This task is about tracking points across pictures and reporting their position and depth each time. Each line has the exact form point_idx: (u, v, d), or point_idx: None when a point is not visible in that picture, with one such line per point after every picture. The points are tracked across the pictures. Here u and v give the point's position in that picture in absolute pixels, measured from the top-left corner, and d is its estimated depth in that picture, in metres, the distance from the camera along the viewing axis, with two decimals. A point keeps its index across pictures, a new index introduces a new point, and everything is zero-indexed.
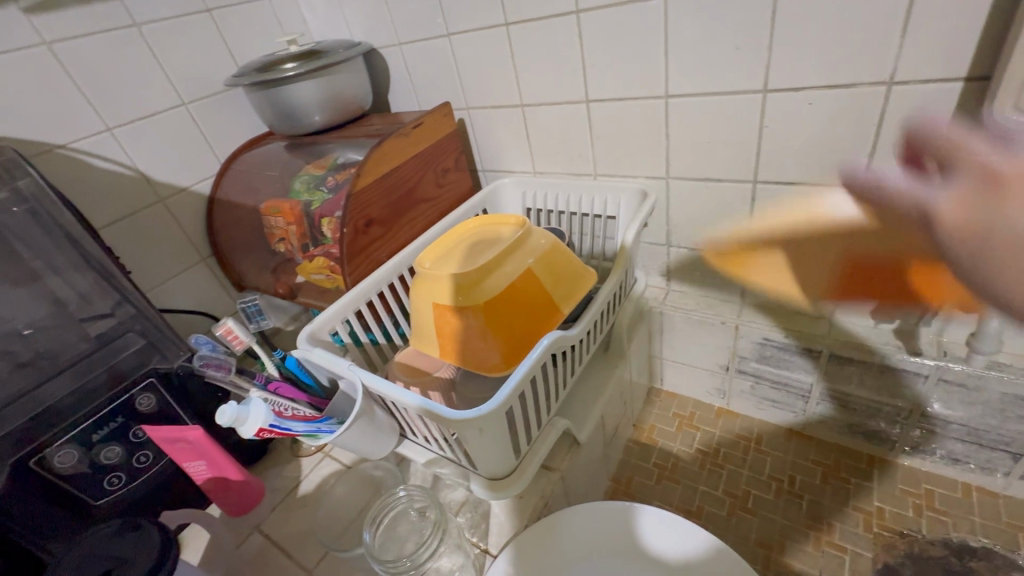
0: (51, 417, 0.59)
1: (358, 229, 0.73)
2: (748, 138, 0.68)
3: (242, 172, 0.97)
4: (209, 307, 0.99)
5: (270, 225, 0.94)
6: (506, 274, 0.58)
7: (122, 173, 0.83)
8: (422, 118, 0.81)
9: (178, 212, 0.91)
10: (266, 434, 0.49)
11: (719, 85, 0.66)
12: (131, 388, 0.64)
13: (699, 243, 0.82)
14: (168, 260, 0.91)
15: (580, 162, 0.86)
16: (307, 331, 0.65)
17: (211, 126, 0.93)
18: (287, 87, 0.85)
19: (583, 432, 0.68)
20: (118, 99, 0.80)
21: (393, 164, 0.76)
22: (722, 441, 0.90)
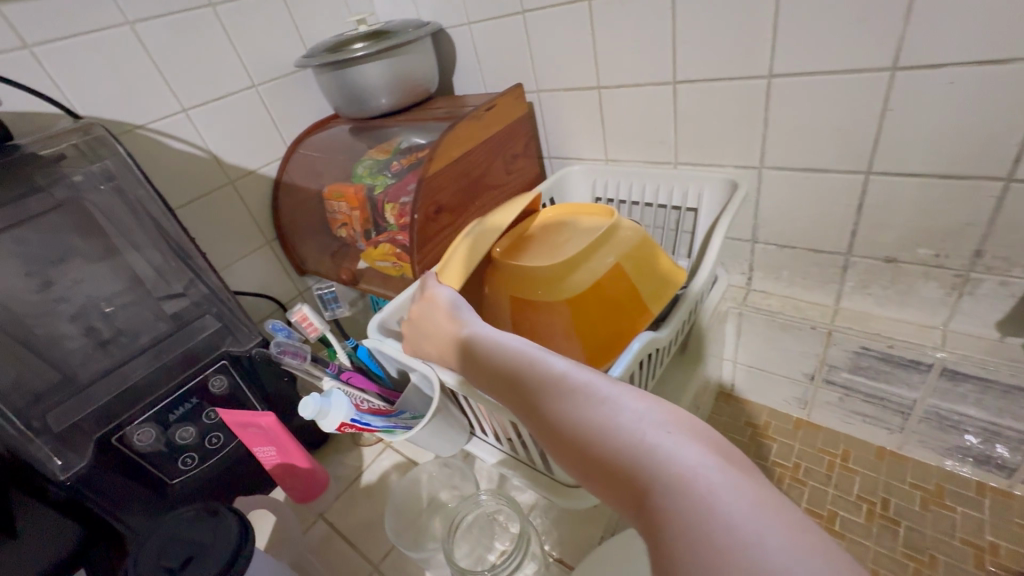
0: (132, 395, 0.60)
1: (428, 215, 0.70)
2: (864, 123, 0.60)
3: (308, 155, 0.96)
4: (273, 291, 1.00)
5: (333, 210, 0.93)
6: (593, 270, 0.54)
7: (195, 154, 0.83)
8: (495, 100, 0.77)
9: (247, 194, 0.92)
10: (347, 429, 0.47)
11: (834, 64, 0.59)
12: (204, 369, 0.63)
13: (790, 239, 0.75)
14: (236, 242, 0.92)
15: (659, 150, 0.80)
16: (379, 319, 0.63)
17: (279, 108, 0.92)
18: (355, 67, 0.82)
19: None
20: (194, 80, 0.80)
21: (464, 149, 0.73)
22: (803, 455, 0.83)
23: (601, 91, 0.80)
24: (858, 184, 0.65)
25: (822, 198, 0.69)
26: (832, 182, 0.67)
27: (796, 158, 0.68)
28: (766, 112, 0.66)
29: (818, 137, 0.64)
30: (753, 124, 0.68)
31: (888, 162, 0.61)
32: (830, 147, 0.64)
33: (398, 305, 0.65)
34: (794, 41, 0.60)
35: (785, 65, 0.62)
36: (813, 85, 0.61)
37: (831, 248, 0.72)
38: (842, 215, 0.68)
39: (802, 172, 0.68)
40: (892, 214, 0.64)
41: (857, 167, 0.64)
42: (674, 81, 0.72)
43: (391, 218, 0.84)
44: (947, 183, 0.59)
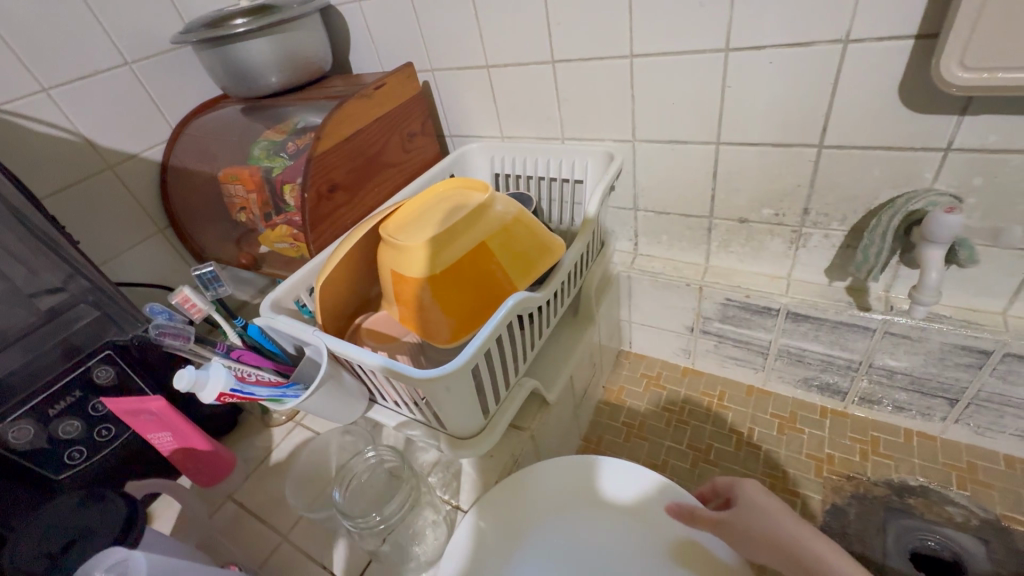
0: (2, 393, 0.57)
1: (321, 194, 0.71)
2: (711, 99, 0.68)
3: (197, 137, 0.92)
4: (169, 281, 0.96)
5: (229, 193, 0.91)
6: (463, 246, 0.56)
7: (63, 138, 0.78)
8: (385, 79, 0.78)
9: (129, 180, 0.87)
10: (227, 399, 0.49)
11: (681, 44, 0.65)
12: (87, 361, 0.62)
13: (664, 206, 0.83)
14: (120, 231, 0.87)
15: (548, 126, 0.85)
16: (272, 299, 0.64)
17: (159, 88, 0.88)
18: (239, 44, 0.80)
19: (552, 392, 0.69)
20: (53, 57, 0.75)
21: (356, 127, 0.74)
22: (687, 398, 0.93)
23: (490, 70, 0.84)
24: (711, 154, 0.73)
25: (685, 168, 0.77)
26: (693, 153, 0.74)
27: (661, 131, 0.75)
28: (633, 89, 0.73)
29: (677, 112, 0.72)
30: (624, 101, 0.75)
31: (732, 133, 0.70)
32: (687, 121, 0.72)
33: (292, 284, 0.66)
34: (648, 24, 0.66)
35: (644, 47, 0.68)
36: (667, 64, 0.68)
37: (697, 212, 0.81)
38: (703, 181, 0.77)
39: (667, 144, 0.76)
40: (740, 179, 0.73)
41: (709, 138, 0.72)
42: (553, 60, 0.76)
43: (289, 199, 0.84)
44: (778, 151, 0.68)
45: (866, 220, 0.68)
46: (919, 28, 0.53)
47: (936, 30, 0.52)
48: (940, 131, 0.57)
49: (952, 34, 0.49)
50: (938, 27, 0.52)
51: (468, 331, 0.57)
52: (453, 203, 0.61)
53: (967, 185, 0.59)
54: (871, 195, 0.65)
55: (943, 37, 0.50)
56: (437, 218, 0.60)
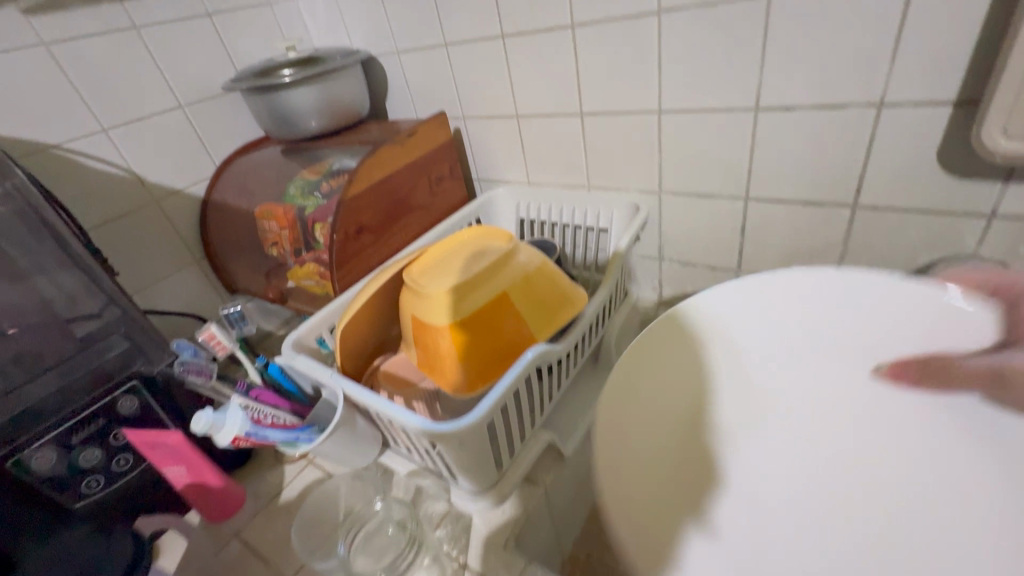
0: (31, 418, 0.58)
1: (349, 235, 0.72)
2: (739, 155, 0.68)
3: (238, 175, 0.97)
4: (200, 310, 0.99)
5: (263, 228, 0.94)
6: (482, 295, 0.57)
7: (116, 174, 0.83)
8: (418, 128, 0.81)
9: (172, 213, 0.91)
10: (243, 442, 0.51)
11: (711, 101, 0.66)
12: (113, 391, 0.63)
13: (691, 257, 0.82)
14: (159, 262, 0.91)
15: (575, 175, 0.86)
16: (293, 338, 0.65)
17: (208, 129, 0.93)
18: (285, 92, 0.85)
19: (569, 446, 0.67)
20: (115, 100, 0.81)
21: (387, 173, 0.77)
22: None
23: (519, 119, 0.86)
24: (740, 209, 0.72)
25: (713, 221, 0.76)
26: (720, 206, 0.74)
27: (688, 184, 0.75)
28: (660, 142, 0.73)
29: (704, 165, 0.72)
30: (651, 153, 0.75)
31: (762, 189, 0.69)
32: (715, 175, 0.71)
33: (314, 323, 0.67)
34: (676, 82, 0.67)
35: (671, 102, 0.69)
36: (695, 120, 0.69)
37: (724, 265, 0.79)
38: (731, 235, 0.76)
39: (694, 197, 0.75)
40: (770, 234, 0.72)
41: (738, 192, 0.71)
42: (582, 112, 0.78)
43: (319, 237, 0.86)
44: (808, 208, 0.67)
45: None
46: (956, 93, 0.52)
47: (975, 96, 0.51)
48: (982, 196, 0.55)
49: (992, 101, 0.47)
50: (978, 93, 0.51)
51: (483, 381, 0.56)
52: (478, 249, 0.62)
53: (1013, 253, 0.57)
54: (908, 257, 0.63)
55: (982, 104, 0.49)
56: (462, 263, 0.60)
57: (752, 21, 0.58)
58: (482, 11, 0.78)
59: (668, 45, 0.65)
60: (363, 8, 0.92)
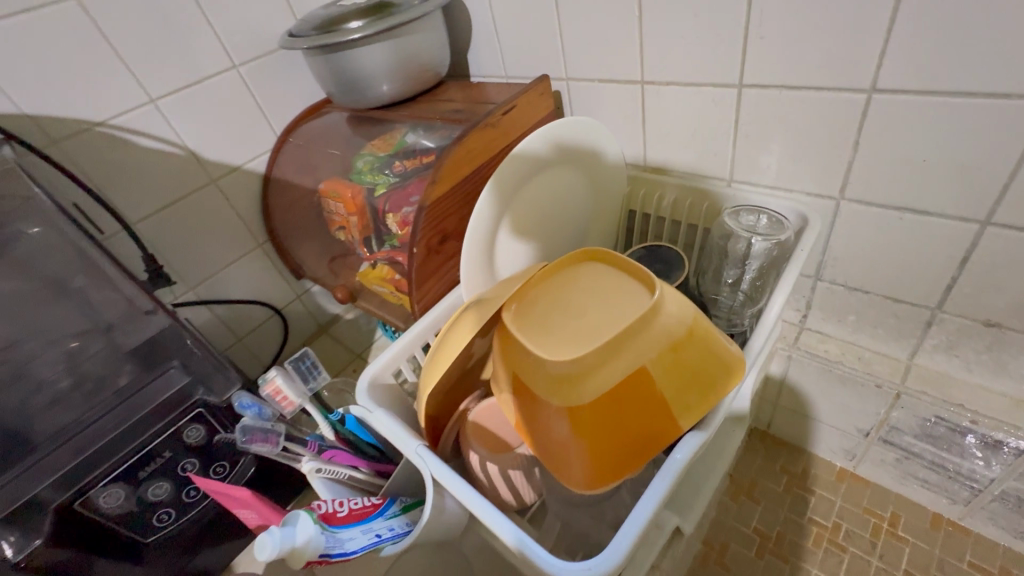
0: (107, 448, 0.53)
1: (430, 247, 0.59)
2: (995, 166, 0.46)
3: (300, 147, 0.84)
4: (266, 296, 0.92)
5: (329, 211, 0.81)
6: (621, 368, 0.42)
7: (172, 153, 0.73)
8: (514, 102, 0.64)
9: (233, 195, 0.82)
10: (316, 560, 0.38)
11: (969, 83, 0.44)
12: (177, 421, 0.56)
13: (865, 284, 0.62)
14: (222, 247, 0.83)
15: (712, 162, 0.66)
16: (368, 379, 0.54)
17: (265, 93, 0.80)
18: (353, 50, 0.69)
19: (692, 525, 0.54)
20: (161, 65, 0.68)
21: (475, 164, 0.61)
22: (844, 513, 0.75)
23: (644, 86, 0.65)
24: (968, 236, 0.51)
25: (916, 247, 0.55)
26: (936, 230, 0.53)
27: (889, 194, 0.54)
28: (859, 135, 0.52)
29: (926, 172, 0.50)
30: (840, 147, 0.54)
31: (1019, 214, 0.47)
32: (941, 187, 0.50)
33: (390, 357, 0.57)
34: (918, 48, 0.45)
35: (895, 79, 0.47)
36: (929, 108, 0.47)
37: (915, 300, 0.59)
38: (941, 268, 0.55)
39: (894, 212, 0.55)
40: (1009, 275, 0.51)
41: (971, 215, 0.50)
42: (741, 84, 0.57)
43: (392, 230, 0.73)
44: None
45: None
46: None
47: None
48: None
49: None
50: None
51: (612, 475, 0.44)
52: (600, 292, 0.47)
53: None
54: None
55: None
56: (579, 314, 0.46)
57: None
58: None
59: None
60: None
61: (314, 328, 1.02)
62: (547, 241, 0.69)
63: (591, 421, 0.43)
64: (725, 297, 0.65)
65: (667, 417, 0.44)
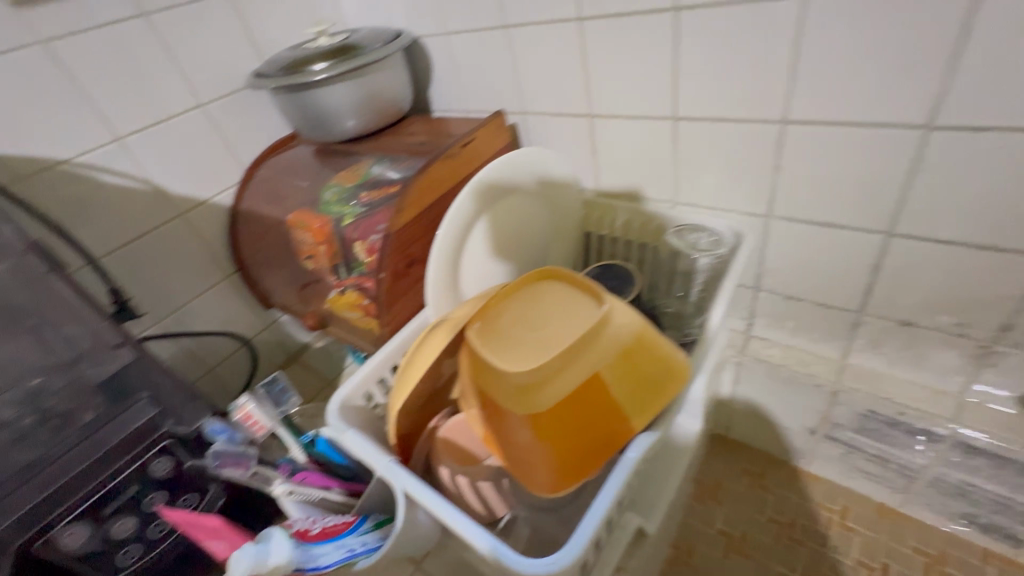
0: (72, 485, 0.52)
1: (397, 272, 0.62)
2: (890, 184, 0.53)
3: (267, 179, 0.86)
4: (234, 327, 0.92)
5: (297, 240, 0.82)
6: (575, 375, 0.46)
7: (138, 188, 0.74)
8: (473, 135, 0.69)
9: (200, 228, 0.83)
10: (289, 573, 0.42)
11: (860, 115, 0.51)
12: (144, 454, 0.57)
13: (798, 291, 0.69)
14: (189, 279, 0.83)
15: (657, 186, 0.72)
16: (339, 400, 0.56)
17: (232, 130, 0.82)
18: (317, 88, 0.73)
19: (654, 525, 0.57)
20: (128, 105, 0.70)
21: (438, 193, 0.65)
22: (800, 509, 0.79)
23: (592, 119, 0.72)
24: (877, 245, 0.58)
25: (836, 256, 0.62)
26: (850, 241, 0.60)
27: (809, 211, 0.61)
28: (778, 160, 0.59)
29: (836, 190, 0.57)
30: (763, 171, 0.61)
31: (914, 225, 0.54)
32: (851, 203, 0.57)
33: (360, 379, 0.59)
34: (816, 86, 0.52)
35: (802, 111, 0.54)
36: (831, 136, 0.54)
37: (841, 304, 0.66)
38: (859, 274, 0.62)
39: (814, 226, 0.61)
40: (914, 278, 0.58)
41: (877, 227, 0.57)
42: (676, 116, 0.64)
43: (360, 257, 0.75)
44: (979, 253, 0.52)
45: None
46: None
47: None
48: None
49: None
50: None
51: (573, 477, 0.47)
52: (556, 306, 0.51)
53: None
54: None
55: None
56: (537, 328, 0.50)
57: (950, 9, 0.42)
58: None
59: (809, 39, 0.50)
60: None
61: (284, 357, 1.02)
62: (510, 263, 0.73)
63: (552, 427, 0.46)
64: (675, 309, 0.70)
65: (621, 421, 0.47)
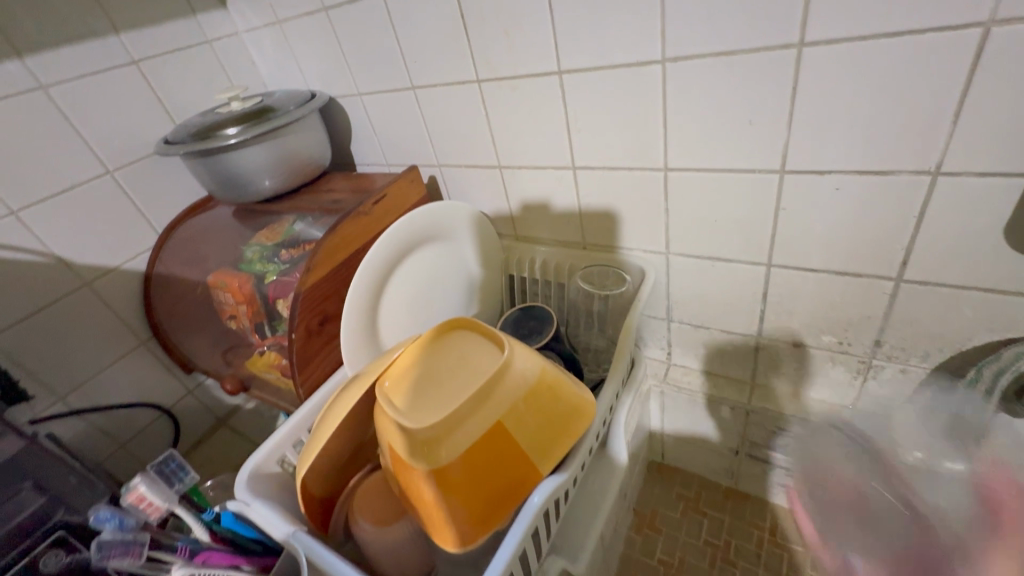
0: None
1: (311, 330, 0.62)
2: (761, 221, 0.59)
3: (184, 242, 0.85)
4: (152, 396, 0.87)
5: (217, 301, 0.81)
6: (478, 424, 0.47)
7: (37, 261, 0.71)
8: (386, 191, 0.71)
9: (110, 295, 0.80)
10: None
11: (726, 162, 0.57)
12: (32, 549, 0.51)
13: (704, 320, 0.73)
14: (98, 351, 0.80)
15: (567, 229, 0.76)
16: (249, 469, 0.54)
17: (145, 194, 0.81)
18: (232, 152, 0.74)
19: (580, 566, 0.58)
20: (25, 177, 0.68)
21: (351, 250, 0.66)
22: (734, 530, 0.81)
23: (502, 170, 0.75)
24: (761, 276, 0.63)
25: (730, 287, 0.67)
26: (738, 272, 0.65)
27: (700, 247, 0.66)
28: (667, 202, 0.64)
29: (718, 228, 0.62)
30: (656, 213, 0.66)
31: (788, 256, 0.60)
32: (733, 239, 0.62)
33: (273, 445, 0.57)
34: (686, 138, 0.57)
35: (679, 159, 0.59)
36: (707, 181, 0.59)
37: (741, 330, 0.70)
38: (751, 302, 0.67)
39: (707, 260, 0.66)
40: (796, 303, 0.63)
41: (758, 259, 0.62)
42: (574, 166, 0.68)
43: (280, 315, 0.74)
44: (844, 279, 0.58)
45: (952, 360, 0.57)
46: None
47: None
48: None
49: None
50: None
51: (483, 528, 0.48)
52: (461, 357, 0.52)
53: None
54: (961, 336, 0.55)
55: None
56: (442, 380, 0.51)
57: (781, 73, 0.48)
58: (453, 54, 0.67)
59: (674, 98, 0.55)
60: (314, 47, 0.80)
61: (211, 422, 0.97)
62: (433, 312, 0.74)
63: (459, 479, 0.46)
64: None
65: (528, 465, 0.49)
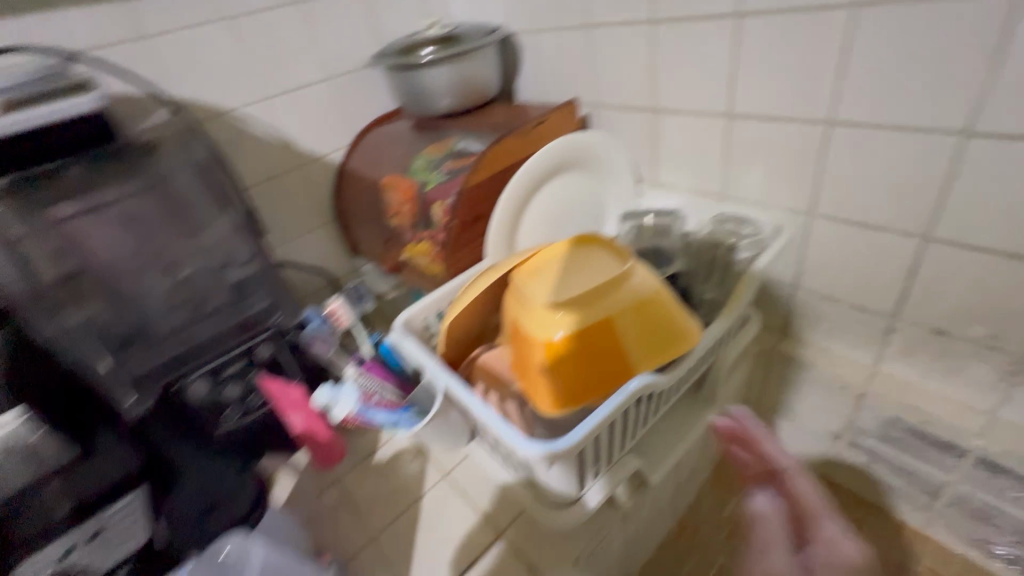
0: (209, 346, 0.71)
1: (464, 224, 0.75)
2: (928, 187, 0.56)
3: (369, 146, 1.02)
4: (325, 267, 1.09)
5: (387, 199, 0.97)
6: (590, 314, 0.54)
7: (272, 140, 0.92)
8: (545, 117, 0.79)
9: (312, 178, 1.00)
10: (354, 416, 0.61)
11: (902, 119, 0.55)
12: (255, 338, 0.72)
13: (835, 292, 0.71)
14: (296, 220, 1.00)
15: (707, 180, 0.78)
16: (403, 317, 0.68)
17: (349, 101, 0.99)
18: (423, 70, 0.87)
19: (656, 475, 0.65)
20: (276, 73, 0.89)
21: (507, 163, 0.76)
22: (819, 513, 0.80)
23: (655, 113, 0.79)
24: (913, 250, 0.61)
25: (873, 258, 0.65)
26: (888, 244, 0.62)
27: (849, 212, 0.64)
28: (821, 158, 0.63)
29: (874, 192, 0.61)
30: (807, 170, 0.66)
31: (952, 230, 0.56)
32: (889, 205, 0.60)
33: (422, 306, 0.70)
34: (860, 89, 0.56)
35: (848, 112, 0.59)
36: (873, 139, 0.58)
37: (876, 308, 0.68)
38: (893, 278, 0.64)
39: (854, 227, 0.65)
40: (948, 285, 0.59)
41: (913, 230, 0.59)
42: (729, 114, 0.70)
43: (436, 216, 0.87)
44: (1013, 264, 0.54)
45: None
46: None
47: None
48: None
49: None
50: None
51: (573, 403, 0.54)
52: (588, 262, 0.59)
53: None
54: None
55: None
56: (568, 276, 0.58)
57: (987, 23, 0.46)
58: None
59: (854, 46, 0.55)
60: None
61: None
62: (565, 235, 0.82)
63: (560, 354, 0.54)
64: None
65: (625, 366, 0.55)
